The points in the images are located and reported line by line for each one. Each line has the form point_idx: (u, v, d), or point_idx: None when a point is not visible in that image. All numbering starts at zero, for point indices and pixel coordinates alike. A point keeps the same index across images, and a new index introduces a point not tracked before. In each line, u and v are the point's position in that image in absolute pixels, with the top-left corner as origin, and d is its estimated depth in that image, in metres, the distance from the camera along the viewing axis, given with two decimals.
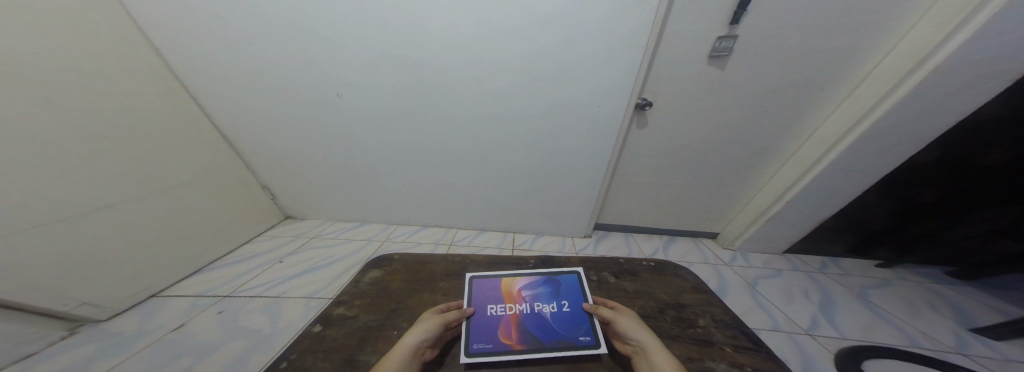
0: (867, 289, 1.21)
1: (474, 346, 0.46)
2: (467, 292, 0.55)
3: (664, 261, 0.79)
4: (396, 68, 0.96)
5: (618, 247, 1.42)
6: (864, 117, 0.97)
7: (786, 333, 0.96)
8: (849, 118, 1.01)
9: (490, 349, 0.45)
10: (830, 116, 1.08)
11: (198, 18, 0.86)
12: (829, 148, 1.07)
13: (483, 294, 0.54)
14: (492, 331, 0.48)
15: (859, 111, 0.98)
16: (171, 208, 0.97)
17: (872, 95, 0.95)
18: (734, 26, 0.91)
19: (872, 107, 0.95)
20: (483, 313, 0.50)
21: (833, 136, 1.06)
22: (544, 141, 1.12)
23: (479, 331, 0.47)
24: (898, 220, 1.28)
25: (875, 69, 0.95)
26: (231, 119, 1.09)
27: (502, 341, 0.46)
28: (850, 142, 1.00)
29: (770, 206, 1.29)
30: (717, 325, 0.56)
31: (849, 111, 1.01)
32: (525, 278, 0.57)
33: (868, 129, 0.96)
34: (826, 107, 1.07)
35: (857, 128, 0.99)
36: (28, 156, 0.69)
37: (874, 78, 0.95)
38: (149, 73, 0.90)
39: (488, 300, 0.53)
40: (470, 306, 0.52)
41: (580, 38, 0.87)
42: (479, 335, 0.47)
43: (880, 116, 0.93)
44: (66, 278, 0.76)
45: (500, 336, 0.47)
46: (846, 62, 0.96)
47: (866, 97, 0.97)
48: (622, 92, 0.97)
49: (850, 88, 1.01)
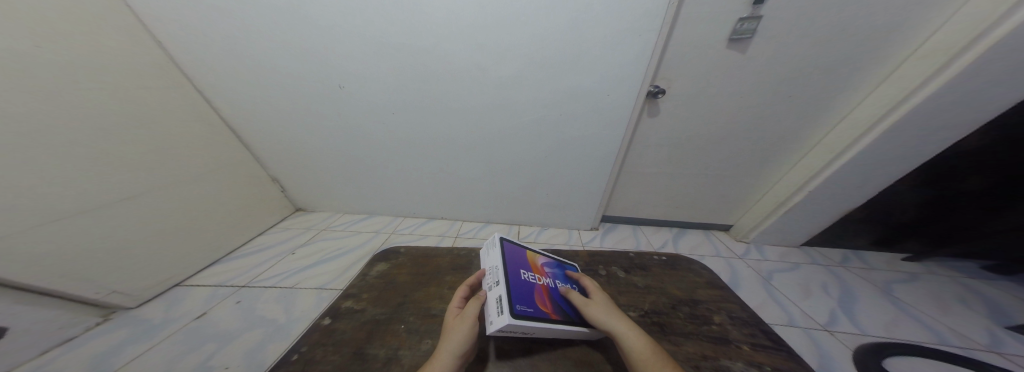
0: (892, 284, 1.16)
1: (517, 307, 0.42)
2: (500, 253, 0.53)
3: (676, 255, 0.76)
4: (397, 57, 0.93)
5: (626, 240, 1.39)
6: (904, 101, 0.90)
7: (801, 328, 0.93)
8: (887, 101, 0.94)
9: (533, 313, 0.42)
10: (864, 99, 1.00)
11: (195, 10, 0.84)
12: (861, 135, 1.00)
13: (514, 260, 0.52)
14: (529, 297, 0.45)
15: (900, 94, 0.90)
16: (188, 201, 1.00)
17: (915, 77, 0.88)
18: (758, 6, 0.83)
19: (914, 89, 0.88)
20: (517, 276, 0.49)
21: (867, 122, 0.98)
22: (548, 131, 1.08)
23: (518, 294, 0.44)
24: (931, 211, 1.21)
25: (921, 47, 0.87)
26: (240, 115, 1.10)
27: (541, 308, 0.45)
28: (884, 129, 0.94)
29: (789, 198, 1.24)
30: (733, 323, 0.54)
31: (885, 94, 0.94)
32: (544, 257, 0.60)
33: (911, 112, 0.89)
34: (859, 91, 0.99)
35: (896, 112, 0.92)
36: (53, 151, 0.70)
37: (920, 57, 0.87)
38: (156, 67, 0.90)
39: (520, 266, 0.52)
40: (506, 269, 0.49)
41: (588, 22, 0.82)
42: (520, 299, 0.44)
43: (926, 96, 0.86)
44: (95, 268, 0.79)
45: (538, 304, 0.45)
46: (886, 40, 0.88)
47: (908, 79, 0.89)
48: (633, 78, 0.92)
49: (888, 70, 0.93)
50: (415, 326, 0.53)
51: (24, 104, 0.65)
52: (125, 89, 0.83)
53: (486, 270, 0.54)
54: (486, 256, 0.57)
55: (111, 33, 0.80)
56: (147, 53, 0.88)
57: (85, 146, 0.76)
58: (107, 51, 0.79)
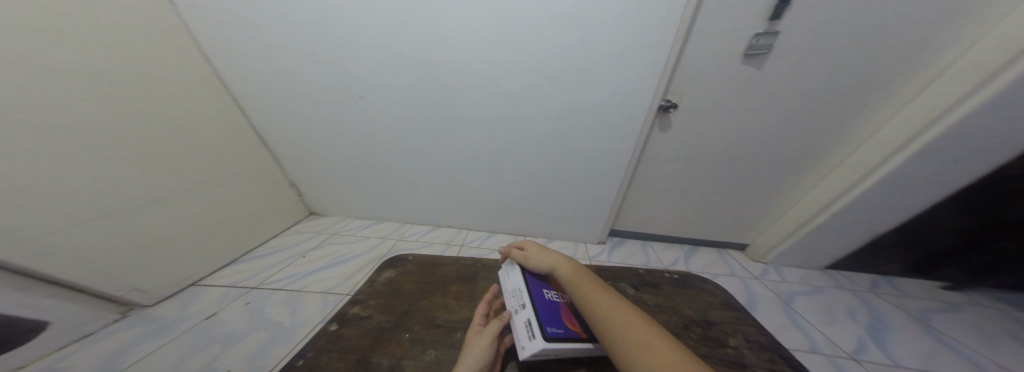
0: (928, 314, 1.08)
1: (547, 329, 0.41)
2: (519, 277, 0.54)
3: (688, 274, 0.74)
4: (413, 70, 0.97)
5: (635, 255, 1.36)
6: (937, 120, 0.87)
7: (824, 356, 0.87)
8: (919, 119, 0.90)
9: (563, 333, 0.42)
10: (892, 119, 0.98)
11: (233, 24, 0.92)
12: (891, 155, 0.97)
13: (535, 281, 0.53)
14: (557, 317, 0.45)
15: (932, 112, 0.88)
16: (213, 202, 1.04)
17: (948, 97, 0.85)
18: (775, 22, 0.84)
19: (949, 108, 0.85)
20: (541, 296, 0.49)
21: (895, 142, 0.96)
22: (556, 143, 1.09)
23: (546, 315, 0.44)
24: (971, 238, 1.13)
25: (954, 65, 0.85)
26: (265, 121, 1.15)
27: (570, 327, 0.44)
28: (915, 149, 0.91)
29: (811, 217, 1.19)
30: (749, 346, 0.51)
31: (915, 114, 0.91)
32: None
33: (946, 132, 0.85)
34: (887, 108, 0.97)
35: (932, 131, 0.89)
36: (100, 151, 0.76)
37: (954, 75, 0.84)
38: (197, 77, 0.97)
39: (541, 286, 0.52)
40: (529, 290, 0.49)
41: (599, 38, 0.84)
42: (549, 321, 0.43)
43: (962, 115, 0.82)
44: (122, 264, 0.83)
45: (567, 323, 0.45)
46: (914, 55, 0.86)
47: (942, 97, 0.86)
48: (643, 93, 0.93)
49: (916, 89, 0.91)
50: (420, 337, 0.52)
51: (80, 108, 0.72)
52: (169, 98, 0.90)
53: (505, 291, 0.54)
54: (505, 278, 0.57)
55: (164, 45, 0.88)
56: (191, 64, 0.95)
57: (127, 149, 0.81)
58: (157, 63, 0.87)
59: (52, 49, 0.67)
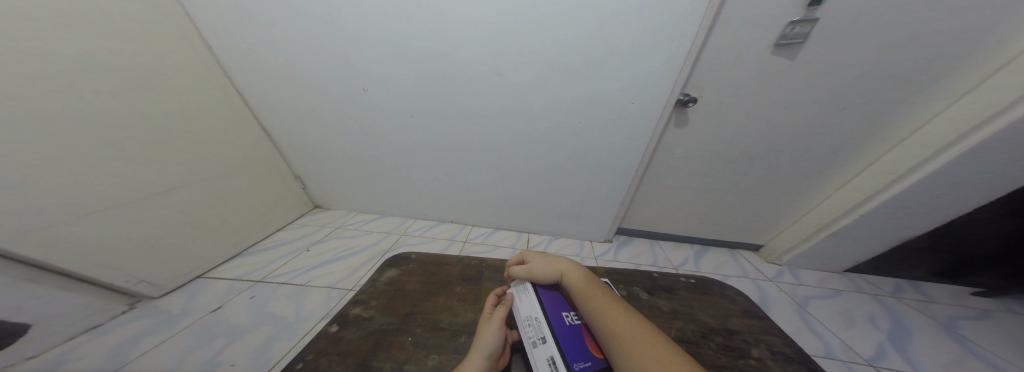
0: (955, 321, 1.02)
1: (575, 365, 0.36)
2: (533, 297, 0.48)
3: (706, 278, 0.70)
4: (417, 61, 0.93)
5: (643, 255, 1.32)
6: (995, 115, 0.80)
7: (841, 362, 0.83)
8: (972, 116, 0.84)
9: (592, 367, 0.37)
10: (937, 115, 0.91)
11: (234, 13, 0.89)
12: (934, 156, 0.91)
13: (551, 303, 0.47)
14: (581, 347, 0.40)
15: (990, 106, 0.81)
16: (219, 195, 1.04)
17: (1009, 91, 0.78)
18: (814, 8, 0.77)
19: (1010, 103, 0.78)
20: (561, 322, 0.43)
21: (940, 141, 0.90)
22: (564, 138, 1.05)
23: (570, 348, 0.39)
24: (1011, 244, 1.06)
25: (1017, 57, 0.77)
26: (269, 113, 1.13)
27: (597, 357, 0.39)
28: (964, 150, 0.85)
29: (836, 219, 1.13)
30: (775, 358, 0.48)
31: (970, 108, 0.84)
32: None
33: (1004, 128, 0.79)
34: (932, 104, 0.90)
35: (984, 129, 0.82)
36: (104, 143, 0.75)
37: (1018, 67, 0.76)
38: (201, 68, 0.95)
39: (558, 308, 0.46)
40: (547, 316, 0.44)
41: (615, 28, 0.79)
42: (573, 353, 0.38)
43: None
44: (131, 256, 0.83)
45: (592, 351, 0.40)
46: (968, 46, 0.79)
47: (1000, 92, 0.79)
48: (660, 87, 0.88)
49: (971, 83, 0.84)
50: (423, 340, 0.50)
51: (84, 98, 0.70)
52: (174, 90, 0.88)
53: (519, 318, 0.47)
54: (516, 299, 0.50)
55: (168, 34, 0.85)
56: (193, 54, 0.92)
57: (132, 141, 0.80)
58: (162, 54, 0.84)
59: (53, 38, 0.64)
